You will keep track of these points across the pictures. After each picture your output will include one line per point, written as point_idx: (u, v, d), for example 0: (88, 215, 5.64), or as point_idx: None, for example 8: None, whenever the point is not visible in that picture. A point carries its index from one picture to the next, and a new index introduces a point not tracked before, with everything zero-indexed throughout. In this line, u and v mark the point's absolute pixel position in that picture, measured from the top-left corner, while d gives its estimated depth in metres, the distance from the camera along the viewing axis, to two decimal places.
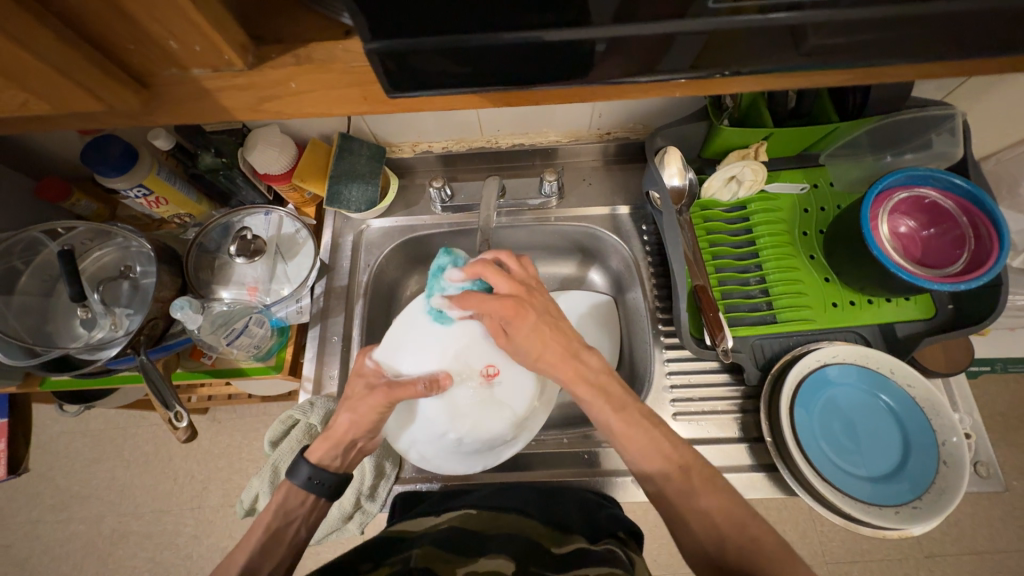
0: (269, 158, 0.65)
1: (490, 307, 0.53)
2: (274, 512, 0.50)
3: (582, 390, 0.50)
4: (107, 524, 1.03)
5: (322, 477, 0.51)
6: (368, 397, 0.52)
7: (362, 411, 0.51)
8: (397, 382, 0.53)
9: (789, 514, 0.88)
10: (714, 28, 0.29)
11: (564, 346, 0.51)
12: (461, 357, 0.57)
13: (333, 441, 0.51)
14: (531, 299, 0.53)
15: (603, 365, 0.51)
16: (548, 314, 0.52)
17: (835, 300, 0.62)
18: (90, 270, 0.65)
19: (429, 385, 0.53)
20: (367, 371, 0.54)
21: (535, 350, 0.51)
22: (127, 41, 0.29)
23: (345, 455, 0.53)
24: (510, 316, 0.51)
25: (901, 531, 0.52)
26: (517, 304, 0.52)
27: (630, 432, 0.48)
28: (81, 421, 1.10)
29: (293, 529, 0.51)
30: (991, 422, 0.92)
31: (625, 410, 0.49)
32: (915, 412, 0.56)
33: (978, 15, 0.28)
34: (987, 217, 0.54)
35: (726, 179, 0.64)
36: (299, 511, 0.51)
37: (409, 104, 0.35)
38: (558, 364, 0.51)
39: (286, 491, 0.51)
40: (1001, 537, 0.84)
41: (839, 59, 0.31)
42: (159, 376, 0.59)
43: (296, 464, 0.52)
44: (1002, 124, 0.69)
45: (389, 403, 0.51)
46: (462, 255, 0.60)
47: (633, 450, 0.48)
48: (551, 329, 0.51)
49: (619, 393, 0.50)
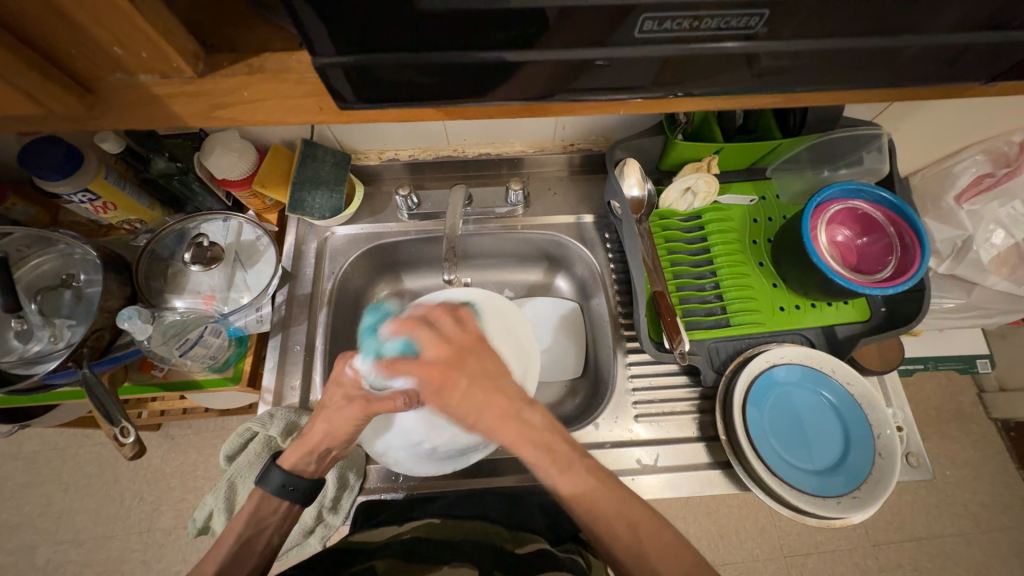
0: (227, 164, 0.64)
1: (421, 373, 0.50)
2: (247, 521, 0.48)
3: (525, 451, 0.47)
4: (42, 554, 0.95)
5: (296, 483, 0.50)
6: (346, 408, 0.50)
7: (337, 422, 0.50)
8: (376, 397, 0.51)
9: (748, 510, 0.92)
10: (652, 53, 0.31)
11: (501, 410, 0.48)
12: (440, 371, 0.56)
13: (311, 447, 0.50)
14: (463, 360, 0.51)
15: (547, 421, 0.49)
16: (483, 372, 0.50)
17: (782, 304, 0.66)
18: (27, 279, 0.61)
19: (410, 400, 0.50)
20: (346, 381, 0.52)
21: (474, 414, 0.49)
22: (69, 45, 0.28)
23: (318, 460, 0.51)
24: (440, 385, 0.50)
25: (844, 520, 0.55)
26: (444, 368, 0.50)
27: (573, 485, 0.46)
28: (13, 443, 1.02)
29: (265, 538, 0.49)
30: (925, 416, 0.99)
31: (570, 469, 0.47)
32: (854, 407, 0.61)
33: (901, 50, 0.31)
34: (910, 228, 0.60)
35: (682, 190, 0.68)
36: (272, 519, 0.50)
37: (367, 114, 0.35)
38: (499, 427, 0.48)
39: (258, 498, 0.50)
40: (937, 523, 0.91)
41: (778, 83, 0.34)
42: (104, 390, 0.56)
43: (268, 470, 0.50)
44: (923, 143, 0.76)
45: (367, 416, 0.50)
46: (392, 306, 0.66)
47: (575, 500, 0.46)
48: (487, 390, 0.49)
49: (564, 451, 0.47)
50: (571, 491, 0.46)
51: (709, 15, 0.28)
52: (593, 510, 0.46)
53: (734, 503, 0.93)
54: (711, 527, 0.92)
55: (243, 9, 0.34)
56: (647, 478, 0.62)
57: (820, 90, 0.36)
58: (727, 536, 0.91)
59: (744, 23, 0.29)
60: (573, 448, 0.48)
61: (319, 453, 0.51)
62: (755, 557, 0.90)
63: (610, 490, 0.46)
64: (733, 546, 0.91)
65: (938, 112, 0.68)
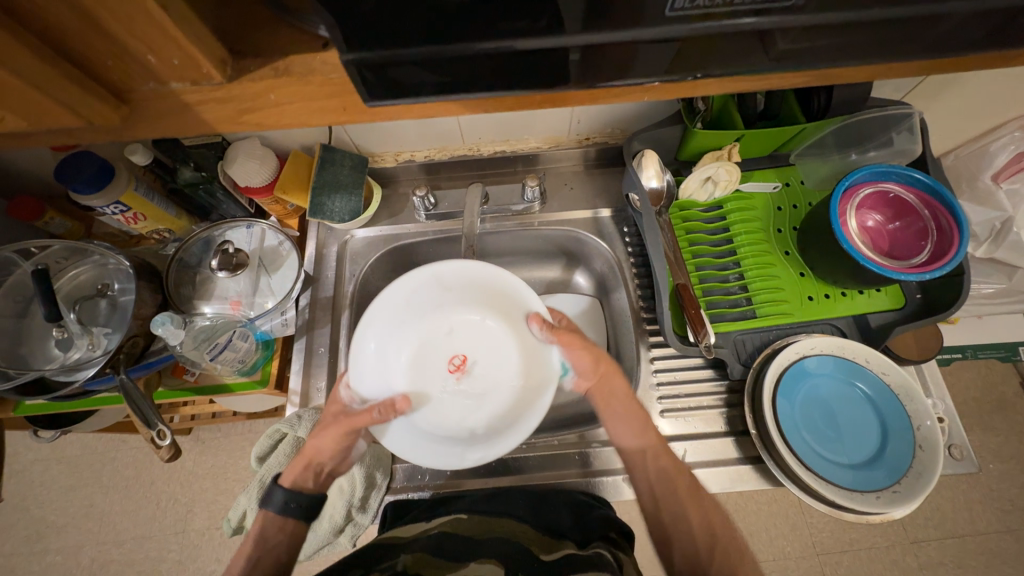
0: (249, 171, 0.65)
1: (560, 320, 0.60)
2: (253, 541, 0.49)
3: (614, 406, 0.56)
4: (86, 553, 0.99)
5: (298, 499, 0.51)
6: (331, 424, 0.53)
7: (325, 440, 0.52)
8: (357, 413, 0.53)
9: (779, 508, 0.90)
10: (674, 34, 0.30)
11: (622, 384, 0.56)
12: (426, 382, 0.62)
13: (309, 461, 0.53)
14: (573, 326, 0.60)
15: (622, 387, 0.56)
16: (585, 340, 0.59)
17: (811, 294, 0.64)
18: (66, 289, 0.63)
19: (385, 411, 0.54)
20: (341, 400, 0.57)
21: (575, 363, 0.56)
22: (105, 57, 0.29)
23: (316, 475, 0.54)
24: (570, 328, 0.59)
25: (884, 515, 0.53)
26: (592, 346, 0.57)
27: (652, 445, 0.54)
28: (56, 448, 1.06)
29: (272, 556, 0.49)
30: (965, 408, 0.95)
31: (652, 457, 0.53)
32: (891, 398, 0.58)
33: (929, 18, 0.30)
34: (947, 209, 0.57)
35: (702, 180, 0.66)
36: (277, 537, 0.50)
37: (387, 113, 0.36)
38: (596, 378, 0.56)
39: (263, 519, 0.51)
40: (981, 519, 0.87)
41: (805, 62, 0.33)
42: (140, 395, 0.57)
43: (270, 490, 0.52)
44: (956, 121, 0.73)
45: (350, 430, 0.53)
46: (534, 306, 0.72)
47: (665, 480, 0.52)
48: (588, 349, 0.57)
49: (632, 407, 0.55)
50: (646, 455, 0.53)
51: None
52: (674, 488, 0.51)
53: (763, 499, 0.90)
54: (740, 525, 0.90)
55: (266, 13, 0.35)
56: None
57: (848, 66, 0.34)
58: (758, 535, 0.89)
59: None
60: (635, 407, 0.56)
61: (315, 469, 0.53)
62: (787, 556, 0.88)
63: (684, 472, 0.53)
64: (764, 543, 0.89)
65: (973, 88, 0.65)
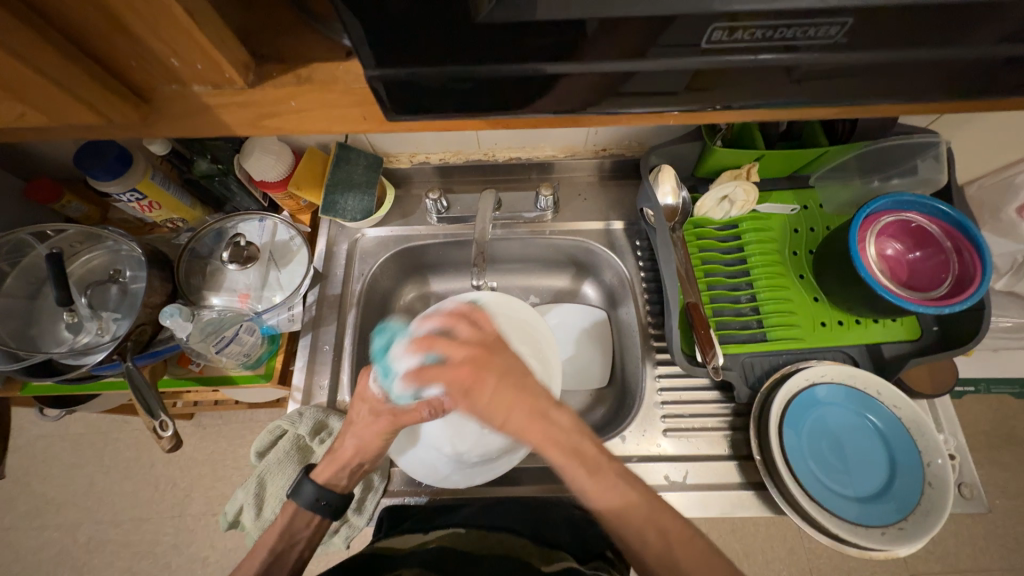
0: (264, 166, 0.65)
1: (446, 373, 0.47)
2: (279, 534, 0.51)
3: (553, 453, 0.46)
4: (84, 531, 1.00)
5: (328, 498, 0.52)
6: (374, 424, 0.51)
7: (369, 437, 0.51)
8: (403, 409, 0.51)
9: (777, 530, 0.89)
10: (708, 64, 0.30)
11: (528, 407, 0.46)
12: (460, 429, 0.56)
13: (343, 461, 0.52)
14: (490, 357, 0.48)
15: (574, 423, 0.47)
16: (510, 371, 0.47)
17: (824, 320, 0.63)
18: (79, 273, 0.64)
19: (435, 411, 0.50)
20: (370, 396, 0.52)
21: (502, 415, 0.46)
22: (129, 57, 0.29)
23: (351, 474, 0.53)
24: (467, 385, 0.46)
25: (888, 553, 0.52)
26: (475, 368, 0.46)
27: (603, 493, 0.45)
28: (60, 425, 1.08)
29: (296, 552, 0.51)
30: (974, 441, 0.93)
31: (609, 499, 0.45)
32: (901, 432, 0.57)
33: (945, 63, 0.29)
34: (970, 242, 0.56)
35: (719, 198, 0.66)
36: (304, 533, 0.52)
37: (407, 125, 0.35)
38: (524, 427, 0.46)
39: (291, 513, 0.52)
40: (983, 555, 0.85)
41: (829, 95, 0.32)
42: (144, 382, 0.57)
43: (300, 484, 0.52)
44: (983, 152, 0.71)
45: (395, 428, 0.51)
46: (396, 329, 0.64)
47: (607, 508, 0.45)
48: (514, 389, 0.46)
49: (593, 454, 0.46)
50: (604, 503, 0.46)
51: (748, 24, 0.27)
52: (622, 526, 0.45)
53: (761, 521, 0.89)
54: (737, 547, 0.89)
55: (291, 20, 0.35)
56: (674, 496, 0.60)
57: (867, 103, 0.33)
58: (753, 557, 0.87)
59: (822, 31, 0.27)
60: (600, 451, 0.47)
61: (350, 468, 0.53)
62: None
63: (643, 493, 0.46)
64: (760, 565, 0.87)
65: (1004, 119, 0.64)
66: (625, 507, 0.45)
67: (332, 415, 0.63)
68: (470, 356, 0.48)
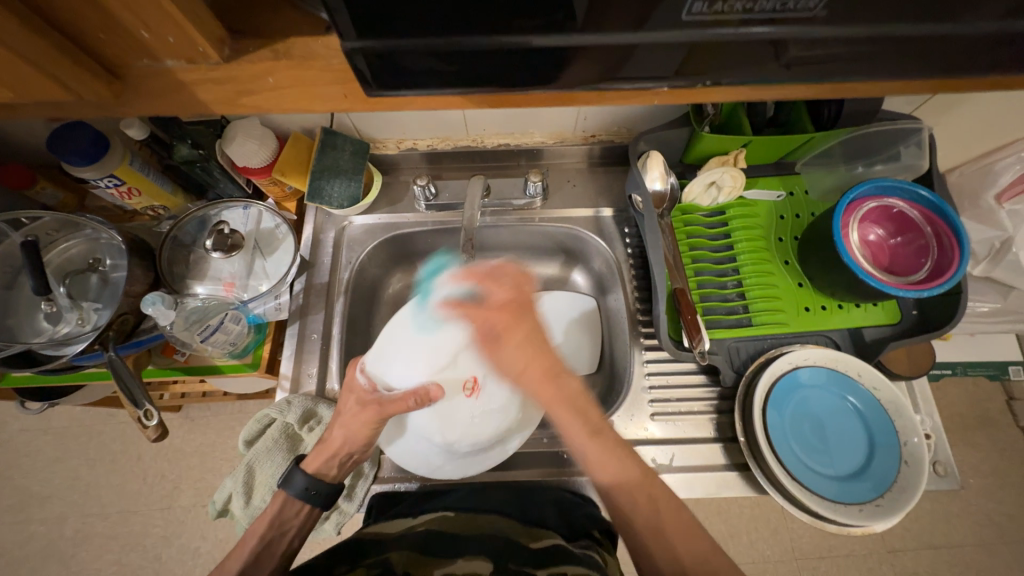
0: (248, 151, 0.64)
1: (489, 313, 0.54)
2: (270, 522, 0.51)
3: (558, 411, 0.49)
4: (70, 525, 0.99)
5: (318, 486, 0.52)
6: (361, 413, 0.51)
7: (355, 427, 0.51)
8: (388, 399, 0.51)
9: (760, 511, 0.91)
10: (695, 38, 0.29)
11: (543, 366, 0.51)
12: (451, 419, 0.55)
13: (335, 450, 0.51)
14: (526, 306, 0.54)
15: (580, 388, 0.50)
16: (536, 331, 0.53)
17: (807, 305, 0.64)
18: (56, 262, 0.62)
19: (421, 401, 0.50)
20: (358, 387, 0.53)
21: (519, 367, 0.51)
22: (99, 29, 0.28)
23: (341, 464, 0.53)
24: (505, 325, 0.53)
25: (865, 528, 0.54)
26: (513, 311, 0.53)
27: (604, 458, 0.48)
28: (43, 419, 1.06)
29: (286, 539, 0.51)
30: (950, 423, 0.96)
31: (609, 463, 0.48)
32: (879, 412, 0.59)
33: (927, 41, 0.29)
34: (949, 227, 0.57)
35: (707, 184, 0.66)
36: (294, 521, 0.52)
37: (390, 103, 0.35)
38: (537, 385, 0.50)
39: (282, 500, 0.52)
40: (956, 532, 0.88)
41: (816, 73, 0.32)
42: (128, 372, 0.57)
43: (291, 473, 0.52)
44: (963, 138, 0.73)
45: (383, 418, 0.51)
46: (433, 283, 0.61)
47: (607, 472, 0.48)
48: (535, 348, 0.52)
49: (596, 418, 0.49)
50: (603, 469, 0.48)
51: None
52: (625, 492, 0.47)
53: (746, 503, 0.91)
54: (722, 528, 0.91)
55: None
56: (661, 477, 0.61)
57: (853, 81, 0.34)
58: (737, 538, 0.90)
59: (808, 5, 0.27)
60: (602, 417, 0.50)
61: (341, 458, 0.52)
62: (766, 559, 0.89)
63: (642, 475, 0.47)
64: (744, 546, 0.90)
65: (984, 106, 0.65)
66: (624, 470, 0.47)
67: (321, 403, 0.63)
68: (505, 314, 0.53)
